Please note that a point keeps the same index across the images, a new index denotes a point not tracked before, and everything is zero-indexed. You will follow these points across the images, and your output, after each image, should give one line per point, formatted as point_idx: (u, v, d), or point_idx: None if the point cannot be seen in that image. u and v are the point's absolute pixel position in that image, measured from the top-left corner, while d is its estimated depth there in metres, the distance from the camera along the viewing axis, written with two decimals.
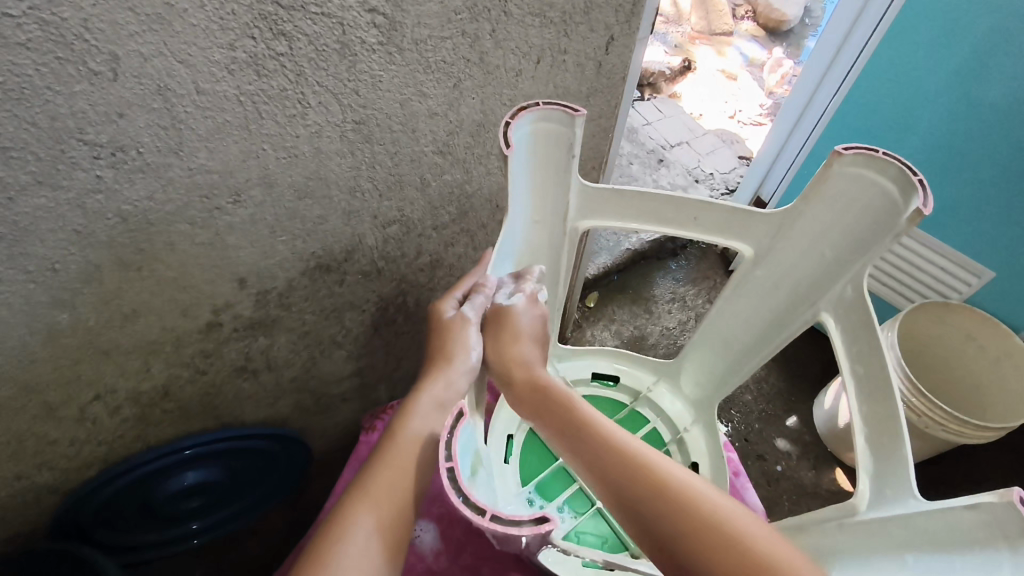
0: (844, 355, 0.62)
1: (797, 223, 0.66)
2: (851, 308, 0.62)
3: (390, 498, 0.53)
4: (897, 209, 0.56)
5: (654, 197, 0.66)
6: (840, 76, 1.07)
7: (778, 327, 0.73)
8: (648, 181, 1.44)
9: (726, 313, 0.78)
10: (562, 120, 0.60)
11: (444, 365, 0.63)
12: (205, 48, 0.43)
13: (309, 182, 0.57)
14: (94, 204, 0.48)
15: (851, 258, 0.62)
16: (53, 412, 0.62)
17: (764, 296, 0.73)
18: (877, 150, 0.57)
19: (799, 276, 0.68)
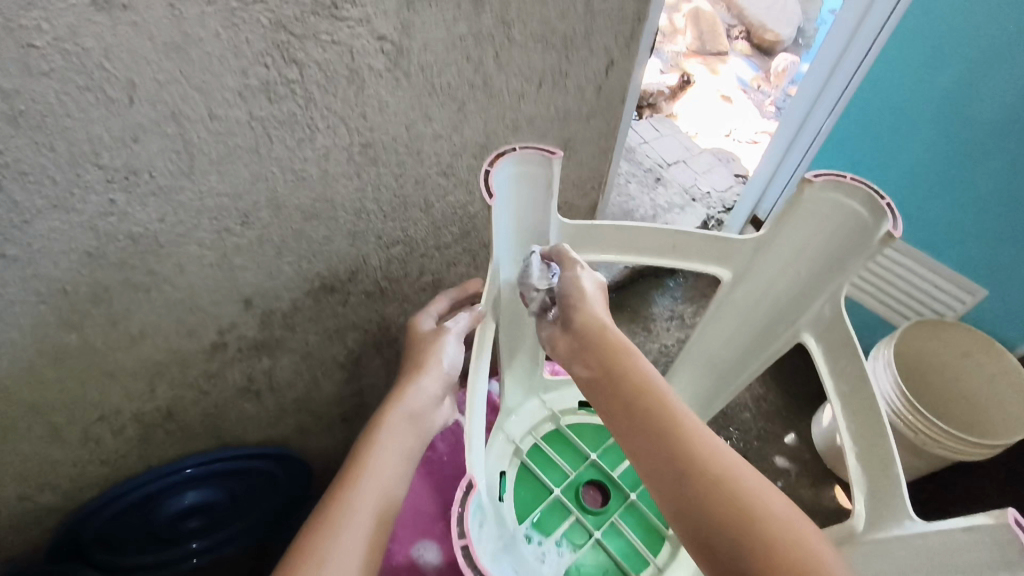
0: (830, 376, 0.62)
1: (771, 248, 0.65)
2: (831, 326, 0.62)
3: (372, 509, 0.52)
4: (869, 231, 0.57)
5: (635, 229, 0.64)
6: (835, 97, 1.09)
7: (760, 345, 0.72)
8: (645, 200, 1.46)
9: (706, 335, 0.77)
10: (538, 162, 0.59)
11: (418, 374, 0.64)
12: (219, 75, 0.44)
13: (316, 204, 0.58)
14: (106, 226, 0.48)
15: (827, 277, 0.62)
16: (58, 433, 0.62)
17: (744, 317, 0.72)
18: (843, 174, 0.58)
19: (777, 297, 0.68)
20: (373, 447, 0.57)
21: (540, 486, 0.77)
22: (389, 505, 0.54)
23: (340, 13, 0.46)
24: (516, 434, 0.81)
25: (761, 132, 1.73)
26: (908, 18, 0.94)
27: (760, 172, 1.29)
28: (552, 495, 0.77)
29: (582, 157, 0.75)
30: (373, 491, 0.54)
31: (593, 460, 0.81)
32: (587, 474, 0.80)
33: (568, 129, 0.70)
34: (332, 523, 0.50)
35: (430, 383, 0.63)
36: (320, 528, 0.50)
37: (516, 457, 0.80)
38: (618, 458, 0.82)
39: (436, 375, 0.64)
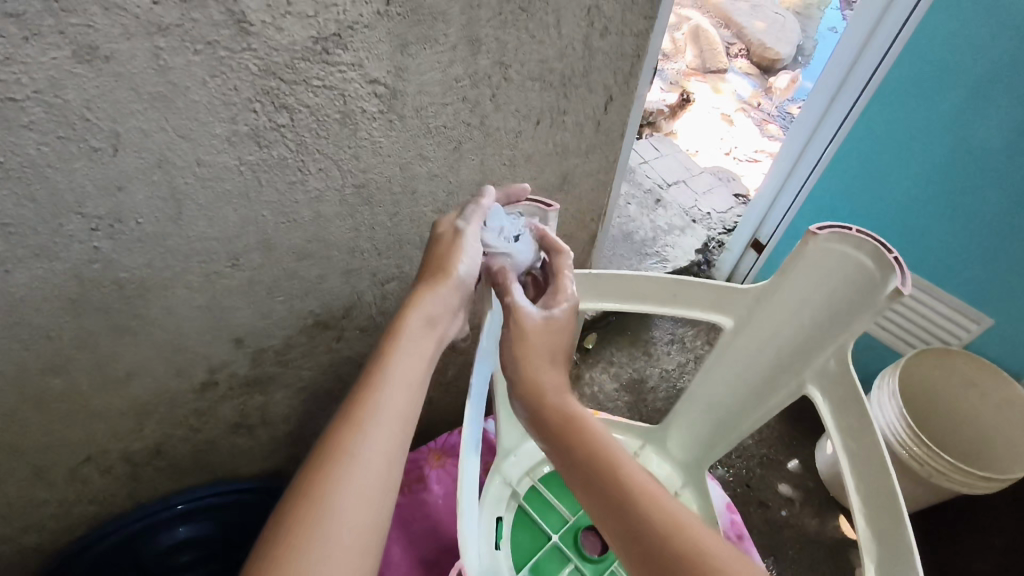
0: (833, 430, 0.58)
1: (773, 297, 0.64)
2: (836, 382, 0.59)
3: (376, 483, 0.41)
4: (876, 285, 0.54)
5: (634, 277, 0.64)
6: (835, 126, 1.08)
7: (761, 397, 0.69)
8: (646, 221, 1.45)
9: (707, 381, 0.75)
10: (535, 219, 0.62)
11: (435, 283, 0.52)
12: (207, 122, 0.43)
13: (308, 244, 0.57)
14: (91, 273, 0.47)
15: (831, 332, 0.59)
16: (43, 475, 0.61)
17: (746, 367, 0.70)
18: (850, 227, 0.56)
19: (779, 347, 0.65)
20: (370, 397, 0.44)
21: (538, 530, 0.77)
22: (391, 472, 0.42)
23: (332, 58, 0.45)
24: (514, 477, 0.79)
25: (762, 150, 1.72)
26: (910, 47, 0.93)
27: (760, 197, 1.27)
28: (551, 541, 0.76)
29: (581, 191, 0.74)
30: (372, 458, 0.41)
31: None
32: (587, 519, 0.79)
33: (566, 164, 0.69)
34: (315, 506, 0.38)
35: (446, 297, 0.52)
36: (300, 516, 0.38)
37: (513, 501, 0.78)
38: None
39: (459, 285, 0.53)
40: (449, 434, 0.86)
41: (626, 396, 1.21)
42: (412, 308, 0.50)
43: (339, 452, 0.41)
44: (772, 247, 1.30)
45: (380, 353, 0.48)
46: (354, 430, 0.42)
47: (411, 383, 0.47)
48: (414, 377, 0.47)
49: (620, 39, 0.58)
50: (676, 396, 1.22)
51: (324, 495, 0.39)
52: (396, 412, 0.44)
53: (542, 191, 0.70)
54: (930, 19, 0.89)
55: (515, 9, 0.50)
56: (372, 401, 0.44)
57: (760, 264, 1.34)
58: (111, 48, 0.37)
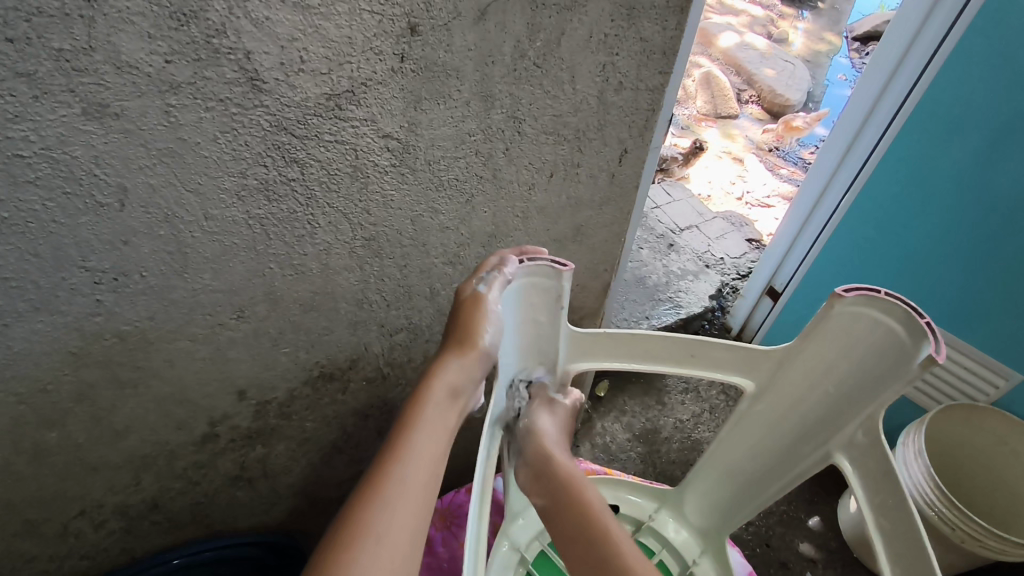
0: (864, 504, 0.53)
1: (796, 359, 0.62)
2: (866, 454, 0.55)
3: (396, 554, 0.42)
4: (908, 352, 0.52)
5: (652, 337, 0.62)
6: (852, 174, 1.07)
7: (786, 465, 0.66)
8: (658, 267, 1.43)
9: (728, 443, 0.71)
10: (549, 277, 0.57)
11: (459, 354, 0.54)
12: (215, 177, 0.43)
13: (316, 296, 0.56)
14: (92, 325, 0.46)
15: (861, 401, 0.56)
16: (34, 530, 0.59)
17: (768, 432, 0.67)
18: (878, 289, 0.54)
19: (804, 413, 0.62)
20: (393, 468, 0.46)
21: None
22: (412, 539, 0.44)
23: (345, 113, 0.44)
24: (523, 542, 0.75)
25: (774, 195, 1.71)
26: (926, 100, 0.92)
27: (776, 245, 1.25)
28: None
29: (594, 242, 0.73)
30: (395, 531, 0.43)
31: None
32: None
33: (579, 216, 0.68)
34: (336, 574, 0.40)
35: (469, 367, 0.54)
36: None
37: (523, 567, 0.74)
38: None
39: (479, 358, 0.54)
40: (455, 494, 0.82)
41: (638, 447, 1.17)
42: (434, 380, 0.52)
43: (366, 525, 0.42)
44: (788, 294, 1.27)
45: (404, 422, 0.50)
46: (379, 499, 0.44)
47: (432, 454, 0.48)
48: (434, 445, 0.49)
49: (635, 93, 0.57)
50: (690, 448, 1.18)
51: (352, 567, 0.40)
52: (419, 484, 0.46)
53: (555, 242, 0.69)
54: (945, 71, 0.89)
55: (530, 65, 0.49)
56: (397, 471, 0.46)
57: (776, 311, 1.31)
58: (121, 105, 0.37)
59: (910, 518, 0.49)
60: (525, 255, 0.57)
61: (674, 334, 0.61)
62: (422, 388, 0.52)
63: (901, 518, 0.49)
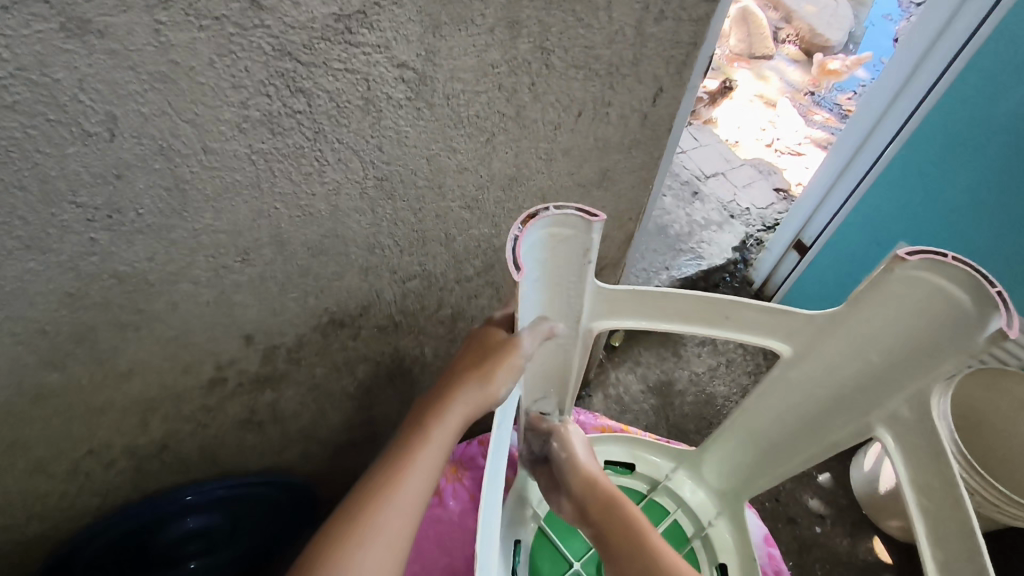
0: (905, 482, 0.50)
1: (839, 327, 0.54)
2: (913, 429, 0.51)
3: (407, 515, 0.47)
4: (973, 325, 0.45)
5: (678, 297, 0.55)
6: (901, 120, 0.98)
7: (817, 433, 0.61)
8: (681, 215, 1.38)
9: (754, 408, 0.66)
10: (579, 228, 0.49)
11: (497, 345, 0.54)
12: (215, 107, 0.39)
13: (324, 239, 0.52)
14: (88, 266, 0.43)
15: (911, 371, 0.50)
16: (43, 468, 0.58)
17: (798, 399, 0.61)
18: (946, 253, 0.45)
19: (842, 380, 0.56)
20: (398, 479, 0.48)
21: (559, 558, 0.72)
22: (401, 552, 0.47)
23: (355, 38, 0.40)
24: (534, 496, 0.75)
25: (806, 142, 1.62)
26: (990, 44, 0.83)
27: (807, 194, 1.17)
28: (572, 568, 0.71)
29: (620, 188, 0.68)
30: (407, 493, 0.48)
31: None
32: None
33: (607, 159, 0.63)
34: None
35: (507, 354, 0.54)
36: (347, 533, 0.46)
37: (534, 522, 0.74)
38: None
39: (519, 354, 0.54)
40: (467, 447, 0.81)
41: (651, 399, 1.16)
42: (453, 400, 0.52)
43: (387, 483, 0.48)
44: (816, 249, 1.20)
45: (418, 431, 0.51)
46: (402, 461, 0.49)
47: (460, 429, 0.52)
48: (439, 466, 0.50)
49: (676, 24, 0.52)
50: (704, 402, 1.16)
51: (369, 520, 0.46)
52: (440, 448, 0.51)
53: (580, 187, 0.65)
54: (1017, 9, 0.79)
55: None
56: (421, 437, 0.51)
57: (802, 265, 1.24)
58: (104, 21, 0.33)
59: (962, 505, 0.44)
60: (550, 204, 0.49)
61: (701, 294, 0.55)
62: (444, 407, 0.52)
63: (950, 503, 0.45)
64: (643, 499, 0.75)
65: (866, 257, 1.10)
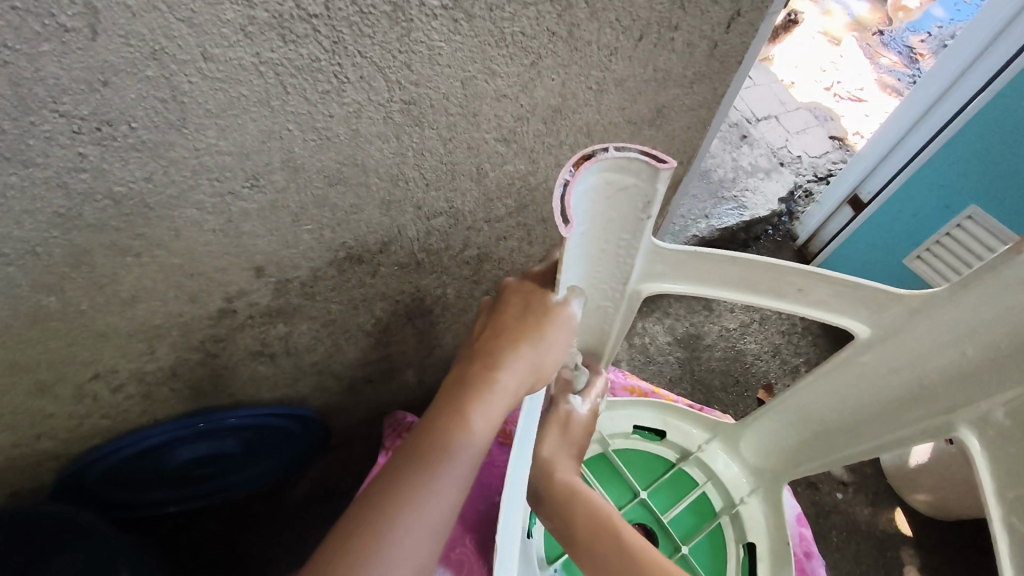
0: (993, 499, 0.44)
1: (934, 313, 0.46)
2: (1009, 437, 0.44)
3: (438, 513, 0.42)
4: None
5: (741, 262, 0.49)
6: (995, 67, 0.86)
7: (884, 424, 0.55)
8: (726, 160, 1.28)
9: (806, 390, 0.60)
10: (641, 177, 0.41)
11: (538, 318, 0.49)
12: (214, 4, 0.33)
13: (343, 167, 0.47)
14: (79, 184, 0.39)
15: (1013, 373, 0.43)
16: (49, 390, 0.56)
17: (861, 386, 0.55)
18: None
19: (926, 373, 0.49)
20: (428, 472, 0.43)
21: None
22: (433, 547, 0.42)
23: None
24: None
25: (869, 87, 1.48)
26: None
27: (872, 146, 1.07)
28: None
29: (675, 127, 0.61)
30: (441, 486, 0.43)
31: (642, 499, 0.69)
32: (634, 515, 0.69)
33: (664, 94, 0.55)
34: None
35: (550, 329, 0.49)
36: (371, 531, 0.40)
37: None
38: (670, 500, 0.70)
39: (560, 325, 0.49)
40: None
41: (677, 352, 1.11)
42: (500, 369, 0.47)
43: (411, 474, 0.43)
44: (875, 207, 1.09)
45: (459, 404, 0.46)
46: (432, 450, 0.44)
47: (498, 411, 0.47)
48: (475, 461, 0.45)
49: None
50: (733, 359, 1.12)
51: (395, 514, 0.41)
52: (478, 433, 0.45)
53: (630, 124, 0.58)
54: None
55: None
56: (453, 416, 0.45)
57: (856, 224, 1.13)
58: None
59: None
60: (610, 145, 0.41)
61: (769, 260, 0.48)
62: (483, 382, 0.46)
63: None
64: (671, 469, 0.72)
65: (931, 220, 1.01)
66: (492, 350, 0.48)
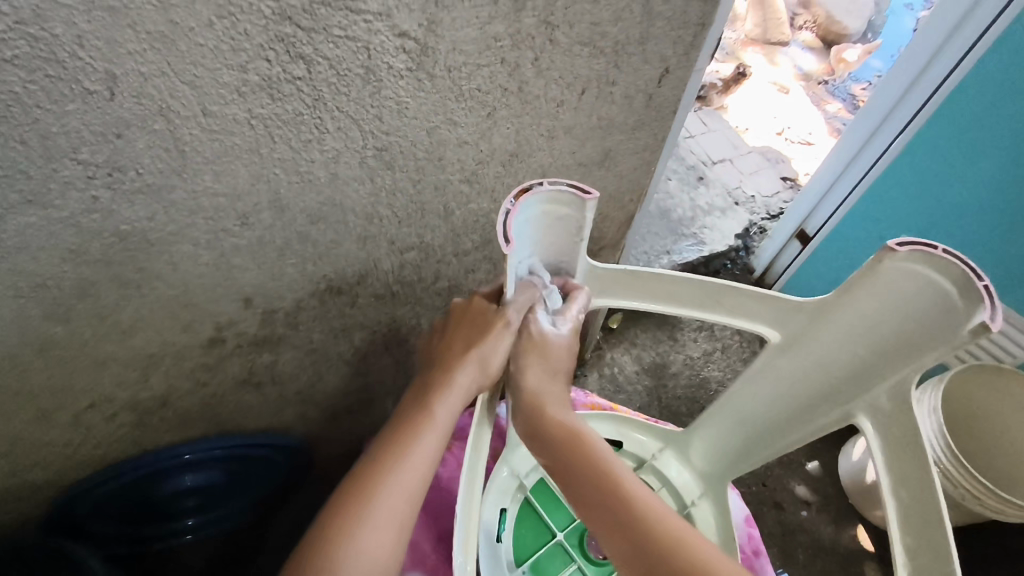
0: (883, 470, 0.53)
1: (830, 317, 0.56)
2: (892, 420, 0.53)
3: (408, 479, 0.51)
4: (961, 317, 0.46)
5: (671, 279, 0.58)
6: (910, 112, 0.96)
7: (800, 421, 0.63)
8: (685, 200, 1.37)
9: (740, 394, 0.68)
10: (570, 203, 0.52)
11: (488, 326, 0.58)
12: (214, 69, 0.39)
13: (323, 207, 0.53)
14: (90, 223, 0.44)
15: (892, 363, 0.52)
16: (46, 418, 0.60)
17: (783, 386, 0.63)
18: (936, 245, 0.47)
19: (829, 372, 0.58)
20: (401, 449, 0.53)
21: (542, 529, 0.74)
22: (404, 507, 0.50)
23: (357, 5, 0.39)
24: (522, 469, 0.76)
25: (817, 132, 1.60)
26: (1003, 39, 0.82)
27: (812, 185, 1.16)
28: (555, 539, 0.74)
29: (622, 169, 0.68)
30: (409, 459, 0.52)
31: None
32: None
33: (609, 139, 0.63)
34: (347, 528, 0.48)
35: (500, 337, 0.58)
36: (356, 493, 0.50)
37: (519, 493, 0.76)
38: None
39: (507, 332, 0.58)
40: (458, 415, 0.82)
41: (645, 380, 1.17)
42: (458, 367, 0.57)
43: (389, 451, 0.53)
44: (819, 240, 1.19)
45: (426, 399, 0.56)
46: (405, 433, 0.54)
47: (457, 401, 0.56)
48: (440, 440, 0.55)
49: (685, 4, 0.51)
50: (698, 385, 1.17)
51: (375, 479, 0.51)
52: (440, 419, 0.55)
53: (581, 165, 0.65)
54: None
55: None
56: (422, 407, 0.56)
57: (805, 255, 1.24)
58: None
59: (934, 492, 0.48)
60: (545, 180, 0.52)
61: (696, 278, 0.58)
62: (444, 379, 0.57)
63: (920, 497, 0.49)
64: None
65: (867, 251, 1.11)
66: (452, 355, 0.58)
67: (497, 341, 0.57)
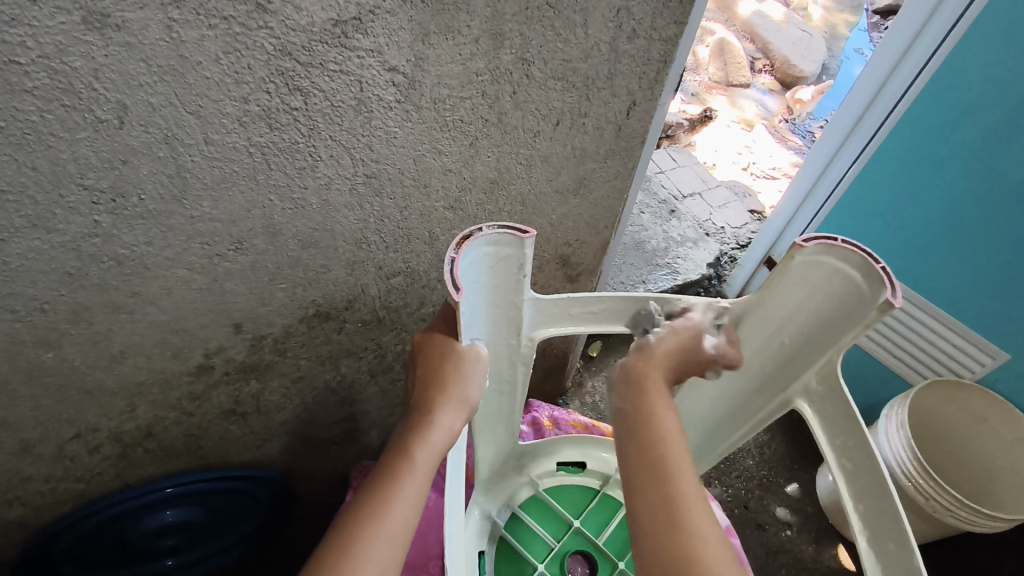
0: (828, 449, 0.60)
1: (754, 313, 0.63)
2: (824, 398, 0.61)
3: (396, 531, 0.46)
4: (864, 298, 0.54)
5: (607, 299, 0.63)
6: (864, 142, 1.05)
7: (747, 411, 0.71)
8: (658, 232, 1.43)
9: (690, 395, 0.75)
10: (510, 244, 0.55)
11: (456, 360, 0.57)
12: (217, 100, 0.42)
13: (315, 232, 0.55)
14: (90, 247, 0.46)
15: (819, 348, 0.60)
16: (31, 450, 0.60)
17: (727, 381, 0.71)
18: (835, 238, 0.55)
19: (763, 362, 0.66)
20: (385, 498, 0.48)
21: (522, 565, 0.74)
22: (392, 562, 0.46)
23: (350, 42, 0.43)
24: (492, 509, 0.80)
25: (780, 167, 1.68)
26: (940, 73, 0.91)
27: (777, 215, 1.25)
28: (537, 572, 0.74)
29: (596, 196, 0.72)
30: (394, 510, 0.47)
31: (577, 528, 0.78)
32: (574, 544, 0.77)
33: (583, 168, 0.67)
34: None
35: (470, 370, 0.57)
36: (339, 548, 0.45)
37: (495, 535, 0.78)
38: (602, 524, 0.79)
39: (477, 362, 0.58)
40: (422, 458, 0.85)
41: None
42: (433, 412, 0.55)
43: (373, 503, 0.48)
44: None
45: (403, 446, 0.53)
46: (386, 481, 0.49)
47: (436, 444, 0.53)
48: (424, 484, 0.51)
49: (648, 43, 0.56)
50: None
51: (362, 529, 0.46)
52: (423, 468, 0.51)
53: (557, 193, 0.69)
54: (962, 43, 0.87)
55: (542, 4, 0.48)
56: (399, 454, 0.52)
57: None
58: (122, 16, 0.36)
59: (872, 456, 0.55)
60: (483, 225, 0.54)
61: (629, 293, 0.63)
62: (421, 425, 0.54)
63: (864, 464, 0.56)
64: (597, 496, 0.81)
65: None
66: (423, 400, 0.56)
67: (468, 374, 0.57)
